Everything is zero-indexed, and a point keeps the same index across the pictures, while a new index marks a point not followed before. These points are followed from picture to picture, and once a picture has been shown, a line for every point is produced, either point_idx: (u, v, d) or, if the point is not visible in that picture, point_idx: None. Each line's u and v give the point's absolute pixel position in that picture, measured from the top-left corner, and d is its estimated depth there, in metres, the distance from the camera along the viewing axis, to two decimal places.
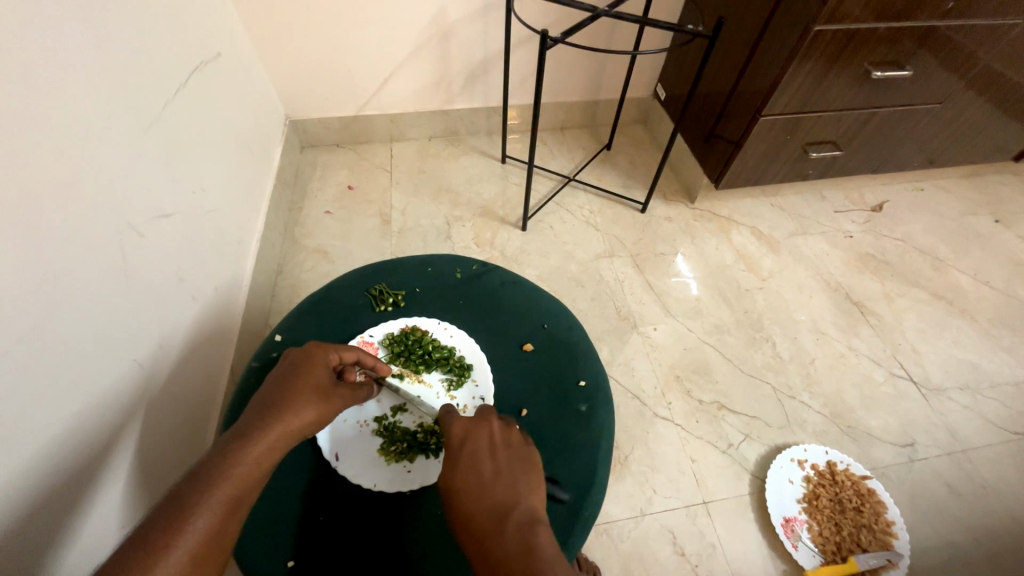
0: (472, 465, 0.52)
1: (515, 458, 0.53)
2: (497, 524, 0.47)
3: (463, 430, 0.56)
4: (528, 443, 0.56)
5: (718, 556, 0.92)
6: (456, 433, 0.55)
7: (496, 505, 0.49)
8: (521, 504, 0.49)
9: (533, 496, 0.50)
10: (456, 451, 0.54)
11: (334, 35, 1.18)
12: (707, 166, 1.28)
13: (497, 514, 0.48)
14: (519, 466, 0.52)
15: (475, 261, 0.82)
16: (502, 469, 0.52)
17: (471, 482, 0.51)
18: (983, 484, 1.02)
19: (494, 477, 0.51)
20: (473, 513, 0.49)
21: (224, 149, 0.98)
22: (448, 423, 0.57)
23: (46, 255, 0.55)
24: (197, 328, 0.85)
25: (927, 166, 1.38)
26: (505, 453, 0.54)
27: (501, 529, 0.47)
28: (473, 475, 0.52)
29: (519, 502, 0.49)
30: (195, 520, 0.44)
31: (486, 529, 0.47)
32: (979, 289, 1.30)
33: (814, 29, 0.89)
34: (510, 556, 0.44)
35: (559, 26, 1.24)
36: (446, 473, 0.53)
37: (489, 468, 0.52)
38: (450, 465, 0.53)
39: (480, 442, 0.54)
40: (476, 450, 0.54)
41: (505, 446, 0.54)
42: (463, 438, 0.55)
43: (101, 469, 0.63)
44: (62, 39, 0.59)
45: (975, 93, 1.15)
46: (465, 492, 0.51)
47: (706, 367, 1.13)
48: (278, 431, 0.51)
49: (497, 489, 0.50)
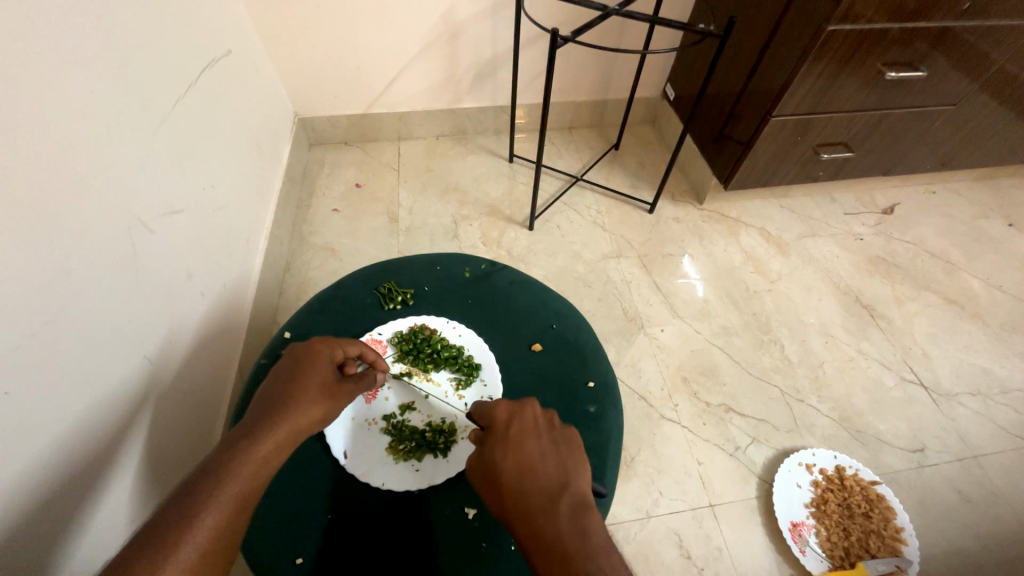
0: (520, 446, 0.52)
1: (561, 443, 0.53)
2: (551, 505, 0.47)
3: (508, 412, 0.55)
4: (571, 429, 0.56)
5: (724, 560, 0.91)
6: (502, 415, 0.55)
7: (547, 486, 0.49)
8: (573, 487, 0.50)
9: (583, 481, 0.51)
10: (503, 432, 0.53)
11: (343, 32, 1.18)
12: (717, 166, 1.27)
13: (550, 496, 0.48)
14: (566, 451, 0.53)
15: (484, 260, 0.81)
16: (551, 453, 0.52)
17: (520, 462, 0.51)
18: (994, 491, 1.01)
19: (542, 458, 0.51)
20: (524, 493, 0.48)
21: (232, 146, 0.98)
22: (492, 404, 0.56)
23: (57, 250, 0.55)
24: (206, 325, 0.85)
25: (940, 168, 1.36)
26: (550, 439, 0.54)
27: (557, 509, 0.47)
28: (522, 456, 0.51)
29: (571, 485, 0.49)
30: (204, 517, 0.44)
31: (540, 508, 0.47)
32: (991, 293, 1.28)
33: (826, 29, 0.88)
34: (568, 538, 0.44)
35: (568, 25, 1.23)
36: (492, 452, 0.52)
37: (537, 450, 0.52)
38: (498, 445, 0.52)
39: (528, 425, 0.54)
40: (524, 433, 0.53)
41: (550, 431, 0.55)
42: (508, 420, 0.54)
43: (111, 464, 0.63)
44: (73, 36, 0.59)
45: (989, 96, 1.14)
46: (515, 472, 0.50)
47: (714, 369, 1.12)
48: (284, 428, 0.51)
49: (546, 470, 0.50)
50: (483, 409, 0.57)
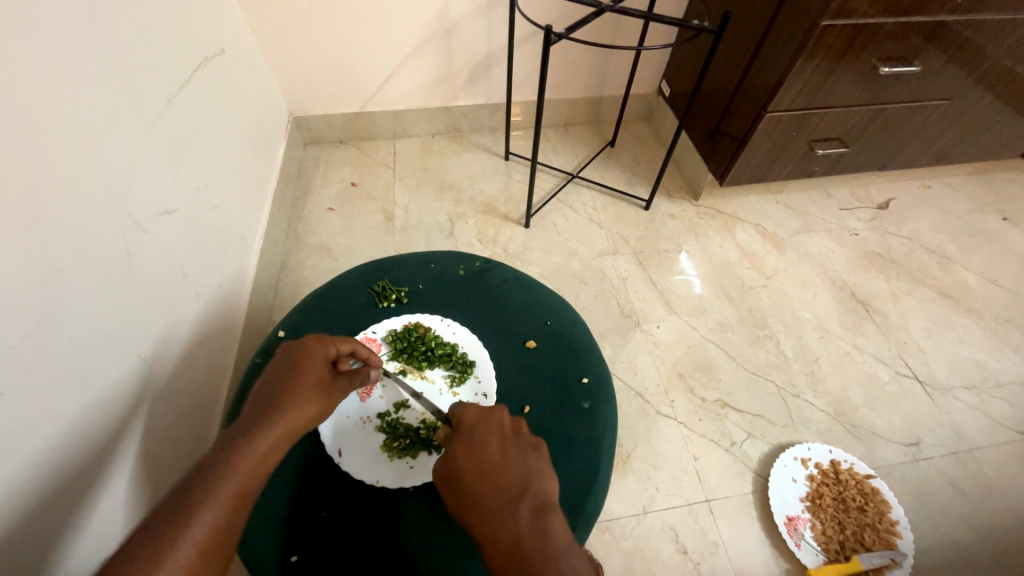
0: (484, 448, 0.52)
1: (526, 445, 0.53)
2: (511, 507, 0.48)
3: (475, 415, 0.56)
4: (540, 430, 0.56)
5: (721, 554, 0.92)
6: (468, 418, 0.55)
7: (509, 487, 0.49)
8: (535, 487, 0.50)
9: (546, 481, 0.51)
10: (468, 435, 0.54)
11: (337, 30, 1.18)
12: (712, 162, 1.27)
13: (512, 496, 0.49)
14: (530, 452, 0.53)
15: (479, 258, 0.81)
16: (514, 454, 0.52)
17: (483, 463, 0.51)
18: (989, 484, 1.01)
19: (505, 460, 0.52)
20: (484, 495, 0.49)
21: (227, 145, 0.98)
22: (458, 408, 0.57)
23: (51, 251, 0.55)
24: (202, 325, 0.85)
25: (935, 163, 1.36)
26: (516, 440, 0.54)
27: (516, 510, 0.47)
28: (485, 458, 0.52)
29: (533, 485, 0.49)
30: (201, 514, 0.44)
31: (500, 510, 0.47)
32: (986, 287, 1.29)
33: (820, 24, 0.88)
34: (526, 539, 0.45)
35: (563, 22, 1.23)
36: (455, 455, 0.52)
37: (501, 451, 0.52)
38: (462, 448, 0.53)
39: (493, 427, 0.54)
40: (489, 434, 0.54)
41: (517, 433, 0.55)
42: (474, 422, 0.55)
43: (107, 464, 0.63)
44: (64, 35, 0.59)
45: (984, 90, 1.14)
46: (476, 474, 0.50)
47: (709, 365, 1.13)
48: (280, 426, 0.52)
49: (509, 471, 0.50)
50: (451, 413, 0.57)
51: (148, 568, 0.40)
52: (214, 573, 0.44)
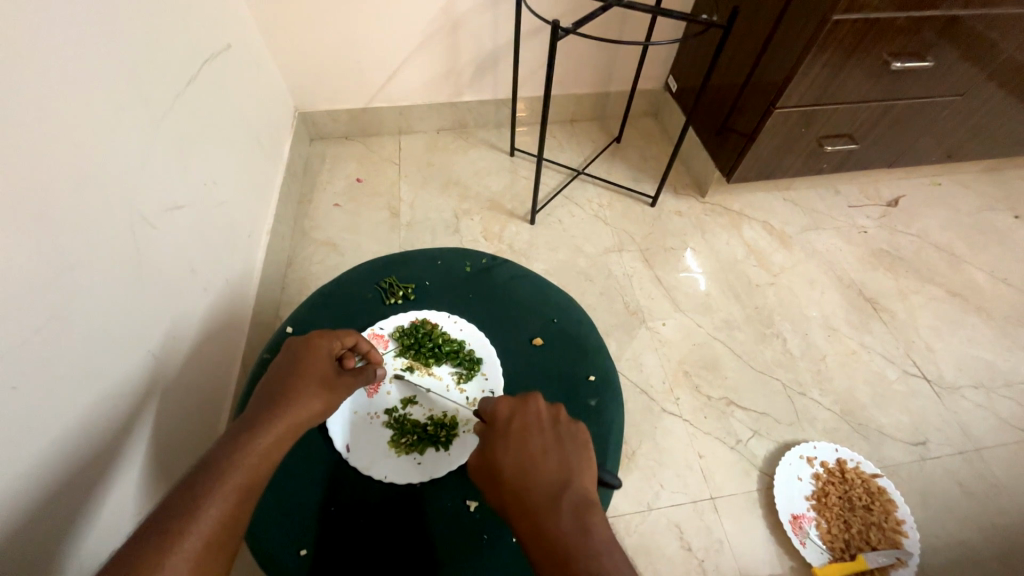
0: (522, 443, 0.52)
1: (565, 440, 0.53)
2: (552, 502, 0.47)
3: (511, 409, 0.55)
4: (580, 426, 0.55)
5: (725, 552, 0.92)
6: (503, 412, 0.55)
7: (548, 483, 0.49)
8: (575, 483, 0.49)
9: (586, 477, 0.50)
10: (505, 429, 0.54)
11: (343, 25, 1.17)
12: (719, 159, 1.26)
13: (552, 491, 0.48)
14: (569, 447, 0.52)
15: (485, 255, 0.81)
16: (552, 449, 0.52)
17: (521, 458, 0.51)
18: (996, 484, 1.01)
19: (544, 455, 0.51)
20: (523, 489, 0.48)
21: (233, 141, 0.98)
22: (494, 401, 0.57)
23: (61, 247, 0.56)
24: (209, 320, 0.86)
25: (945, 160, 1.35)
26: (554, 435, 0.53)
27: (557, 505, 0.47)
28: (522, 452, 0.51)
29: (573, 482, 0.49)
30: (208, 507, 0.44)
31: (539, 505, 0.47)
32: (996, 286, 1.28)
33: (831, 19, 0.87)
34: (568, 535, 0.44)
35: (569, 16, 1.22)
36: (494, 450, 0.52)
37: (539, 446, 0.52)
38: (499, 442, 0.53)
39: (530, 422, 0.54)
40: (525, 429, 0.54)
41: (555, 427, 0.54)
42: (511, 417, 0.55)
43: (117, 458, 0.63)
44: (72, 30, 0.59)
45: (996, 85, 1.13)
46: (514, 469, 0.50)
47: (715, 363, 1.12)
48: (284, 421, 0.52)
49: (546, 466, 0.50)
50: (487, 407, 0.57)
51: (156, 560, 0.40)
52: (222, 566, 0.44)
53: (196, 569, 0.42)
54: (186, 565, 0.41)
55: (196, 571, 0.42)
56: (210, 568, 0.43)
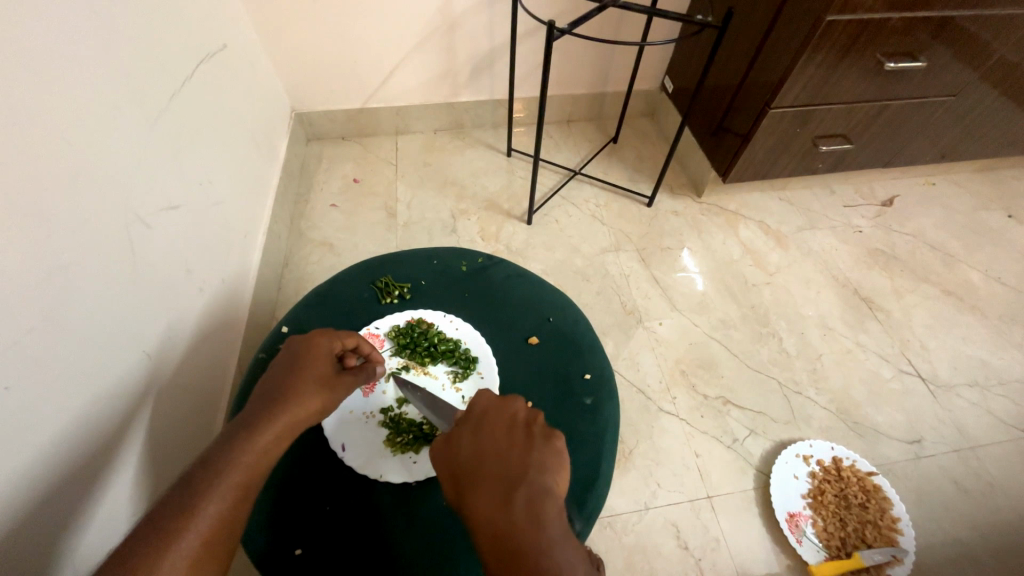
0: (489, 438, 0.52)
1: (534, 439, 0.52)
2: (508, 500, 0.47)
3: (486, 404, 0.56)
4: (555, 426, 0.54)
5: (722, 551, 0.92)
6: (478, 406, 0.55)
7: (508, 480, 0.48)
8: (535, 480, 0.48)
9: (549, 476, 0.49)
10: (476, 424, 0.54)
11: (339, 26, 1.17)
12: (715, 159, 1.27)
13: (511, 490, 0.48)
14: (537, 446, 0.51)
15: (481, 254, 0.81)
16: (519, 447, 0.51)
17: (485, 453, 0.51)
18: (991, 482, 1.01)
19: (510, 452, 0.51)
20: (482, 484, 0.49)
21: (229, 140, 0.98)
22: (473, 396, 0.57)
23: (56, 247, 0.56)
24: (205, 321, 0.86)
25: (940, 160, 1.35)
26: (524, 433, 0.53)
27: (511, 502, 0.47)
28: (487, 448, 0.51)
29: (533, 481, 0.48)
30: (205, 506, 0.44)
31: (495, 503, 0.47)
32: (990, 285, 1.28)
33: (825, 19, 0.88)
34: (520, 537, 0.44)
35: (565, 17, 1.22)
36: (460, 444, 0.52)
37: (505, 444, 0.52)
38: (467, 435, 0.53)
39: (502, 419, 0.54)
40: (495, 425, 0.53)
41: (528, 426, 0.54)
42: (483, 411, 0.55)
43: (112, 458, 0.63)
44: (68, 30, 0.59)
45: (990, 86, 1.13)
46: (477, 464, 0.51)
47: (712, 362, 1.13)
48: (282, 419, 0.52)
49: (509, 463, 0.50)
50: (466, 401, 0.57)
51: (153, 559, 0.40)
52: (218, 565, 0.44)
53: (193, 568, 0.42)
54: (182, 564, 0.41)
55: (192, 570, 0.42)
56: (206, 568, 0.43)
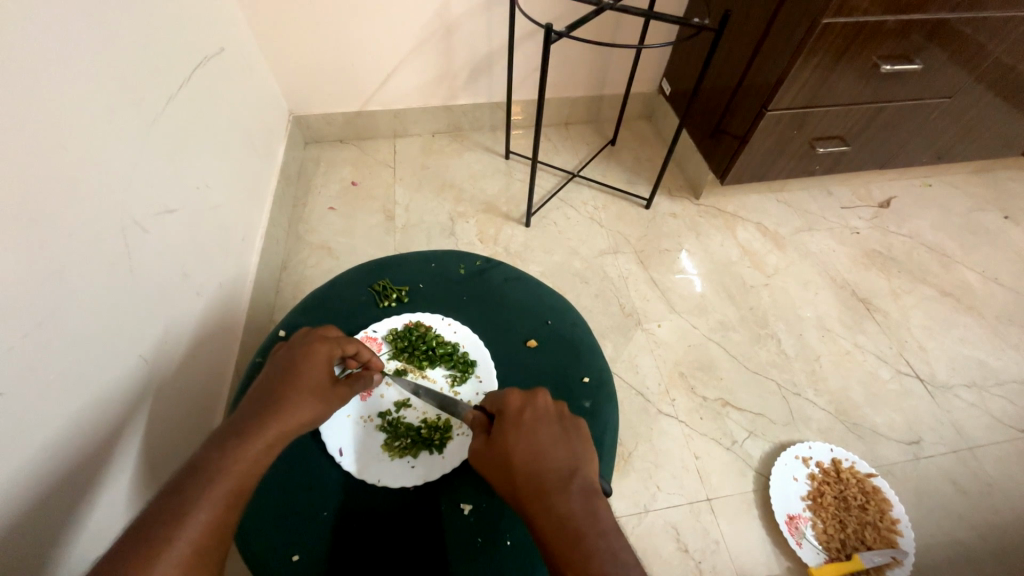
0: (533, 431, 0.52)
1: (571, 431, 0.53)
2: (562, 485, 0.48)
3: (521, 400, 0.55)
4: (581, 421, 0.56)
5: (722, 554, 0.91)
6: (514, 402, 0.55)
7: (557, 468, 0.49)
8: (582, 471, 0.50)
9: (593, 467, 0.51)
10: (515, 416, 0.54)
11: (336, 30, 1.17)
12: (712, 161, 1.27)
13: (560, 477, 0.49)
14: (575, 438, 0.53)
15: (479, 257, 0.81)
16: (560, 439, 0.52)
17: (530, 444, 0.51)
18: (989, 482, 1.01)
19: (552, 442, 0.52)
20: (532, 473, 0.49)
21: (227, 144, 0.98)
22: (504, 392, 0.57)
23: (52, 253, 0.55)
24: (202, 326, 0.85)
25: (936, 161, 1.36)
26: (561, 426, 0.54)
27: (566, 488, 0.48)
28: (533, 441, 0.51)
29: (581, 469, 0.50)
30: (196, 513, 0.44)
31: (551, 487, 0.48)
32: (987, 286, 1.29)
33: (822, 22, 0.88)
34: (577, 517, 0.45)
35: (563, 20, 1.23)
36: (505, 435, 0.52)
37: (548, 434, 0.52)
38: (509, 429, 0.52)
39: (540, 413, 0.54)
40: (536, 419, 0.54)
41: (561, 421, 0.55)
42: (522, 407, 0.55)
43: (106, 465, 0.63)
44: (61, 32, 0.58)
45: (985, 88, 1.14)
46: (525, 455, 0.50)
47: (711, 364, 1.13)
48: (274, 429, 0.51)
49: (556, 455, 0.51)
50: (497, 397, 0.57)
51: (144, 567, 0.40)
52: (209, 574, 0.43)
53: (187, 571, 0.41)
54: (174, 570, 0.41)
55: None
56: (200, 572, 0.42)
